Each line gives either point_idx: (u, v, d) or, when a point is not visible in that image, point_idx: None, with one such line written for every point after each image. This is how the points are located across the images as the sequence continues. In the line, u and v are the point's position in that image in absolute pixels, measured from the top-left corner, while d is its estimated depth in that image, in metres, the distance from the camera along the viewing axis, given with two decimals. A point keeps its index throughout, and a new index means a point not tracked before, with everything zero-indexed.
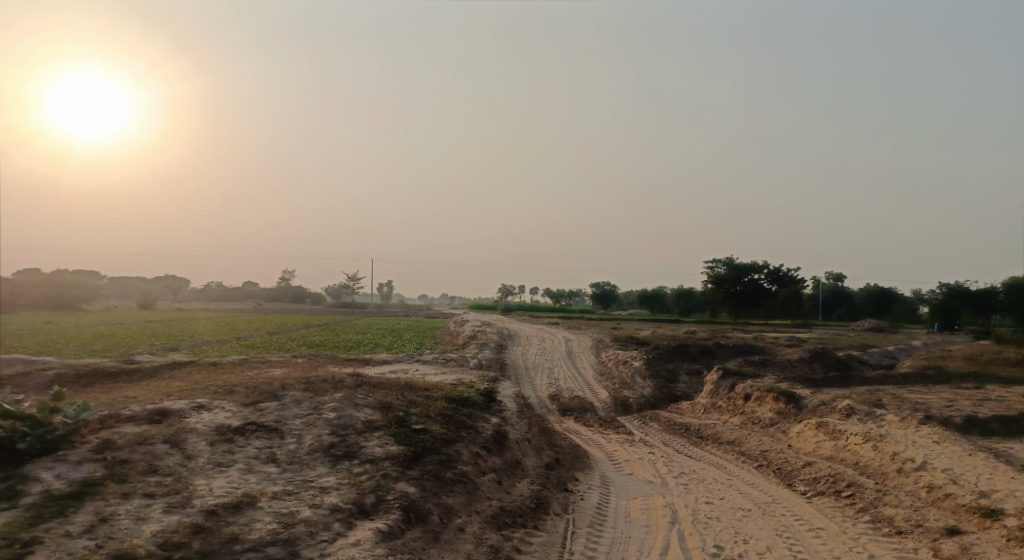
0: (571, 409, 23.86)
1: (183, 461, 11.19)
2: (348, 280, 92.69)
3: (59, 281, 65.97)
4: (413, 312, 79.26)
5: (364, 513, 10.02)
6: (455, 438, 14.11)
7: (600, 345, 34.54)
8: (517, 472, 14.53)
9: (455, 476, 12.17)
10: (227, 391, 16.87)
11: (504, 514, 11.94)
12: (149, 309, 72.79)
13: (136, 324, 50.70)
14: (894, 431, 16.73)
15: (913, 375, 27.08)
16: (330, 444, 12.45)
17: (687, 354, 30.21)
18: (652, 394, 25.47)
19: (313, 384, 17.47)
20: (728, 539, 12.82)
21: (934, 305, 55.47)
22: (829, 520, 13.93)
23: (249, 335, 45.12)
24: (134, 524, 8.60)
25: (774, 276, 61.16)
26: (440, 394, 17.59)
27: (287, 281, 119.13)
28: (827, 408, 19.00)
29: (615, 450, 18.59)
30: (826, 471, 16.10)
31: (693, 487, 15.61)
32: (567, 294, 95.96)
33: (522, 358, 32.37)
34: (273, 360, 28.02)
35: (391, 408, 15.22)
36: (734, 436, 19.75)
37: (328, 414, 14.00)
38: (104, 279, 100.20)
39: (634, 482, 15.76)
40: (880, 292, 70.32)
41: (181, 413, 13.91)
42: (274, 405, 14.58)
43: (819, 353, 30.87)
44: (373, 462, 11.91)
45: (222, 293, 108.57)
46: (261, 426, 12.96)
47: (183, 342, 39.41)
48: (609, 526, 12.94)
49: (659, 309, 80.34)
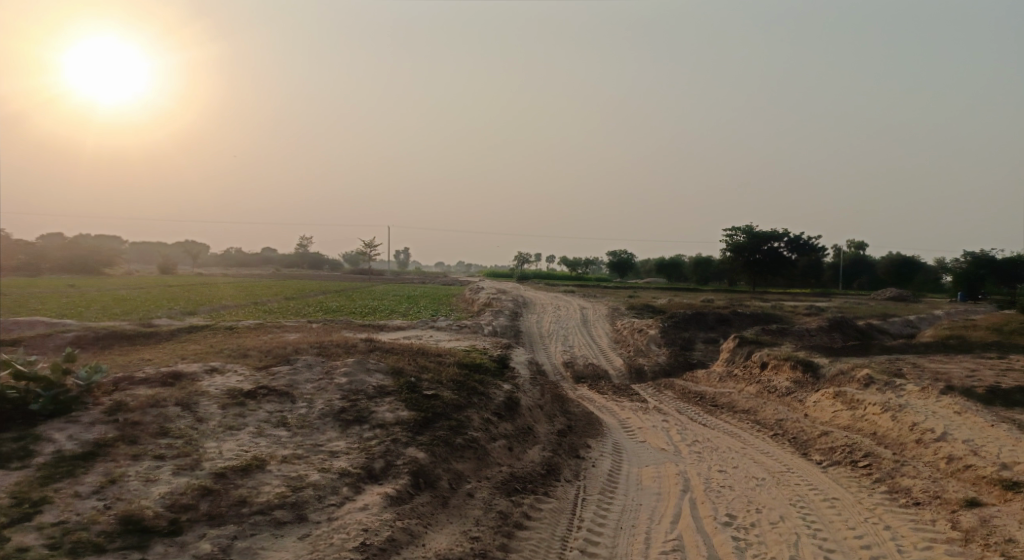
0: (585, 376, 23.81)
1: (194, 423, 11.18)
2: (366, 246, 92.83)
3: (81, 245, 66.56)
4: (430, 278, 79.38)
5: (374, 478, 10.00)
6: (467, 404, 14.05)
7: (616, 313, 34.38)
8: (529, 438, 14.47)
9: (465, 442, 12.11)
10: (241, 355, 16.89)
11: (514, 481, 11.89)
12: (170, 273, 73.39)
13: (156, 289, 51.11)
14: (912, 401, 16.50)
15: (934, 344, 26.72)
16: (341, 409, 12.42)
17: (703, 322, 29.99)
18: (667, 362, 25.35)
19: (326, 349, 17.46)
20: (740, 508, 12.73)
21: (957, 275, 54.66)
22: (844, 490, 13.80)
23: (266, 301, 45.34)
24: (143, 486, 8.59)
25: (794, 243, 60.67)
26: (453, 360, 17.55)
27: (305, 247, 119.60)
28: (845, 378, 18.79)
29: (628, 418, 18.50)
30: (841, 441, 15.94)
31: (707, 456, 15.50)
32: (584, 262, 95.61)
33: (537, 325, 32.32)
34: (288, 325, 28.09)
35: (403, 373, 15.19)
36: (749, 405, 19.62)
37: (340, 379, 13.97)
38: (125, 244, 101.09)
39: (647, 450, 15.68)
40: (902, 261, 69.49)
41: (194, 376, 13.93)
42: (286, 370, 14.57)
43: (838, 322, 30.56)
44: (383, 427, 11.89)
45: (241, 258, 109.19)
46: (273, 390, 12.94)
47: (201, 307, 39.69)
48: (621, 494, 12.89)
49: (676, 278, 79.92)
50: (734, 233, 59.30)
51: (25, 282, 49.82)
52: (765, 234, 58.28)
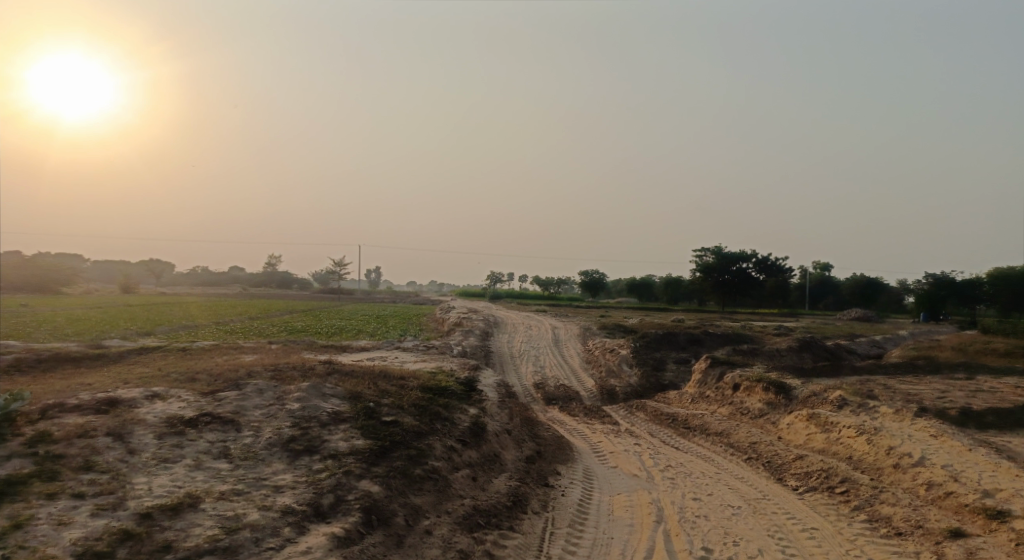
0: (555, 398, 23.01)
1: (124, 456, 10.19)
2: (334, 266, 91.39)
3: (41, 264, 64.57)
4: (401, 298, 78.23)
5: (320, 516, 9.07)
6: (428, 430, 13.14)
7: (586, 333, 33.67)
8: (494, 467, 13.59)
9: (424, 473, 11.20)
10: (188, 379, 15.82)
11: (477, 515, 11.00)
12: (134, 293, 71.63)
13: (115, 308, 49.47)
14: (888, 423, 15.92)
15: (904, 365, 26.33)
16: (289, 438, 11.47)
17: (674, 342, 29.35)
18: (639, 383, 24.63)
19: (281, 372, 16.48)
20: (717, 540, 11.95)
21: (920, 295, 54.86)
22: (824, 519, 13.10)
23: (229, 321, 43.97)
24: (53, 531, 7.67)
25: (762, 264, 60.60)
26: (415, 383, 16.65)
27: (273, 265, 117.75)
28: (818, 399, 18.16)
29: (599, 442, 17.69)
30: (819, 465, 15.27)
31: (681, 482, 14.73)
32: (555, 282, 94.98)
33: (507, 345, 31.48)
34: (247, 347, 26.93)
35: (361, 398, 14.24)
36: (723, 427, 18.92)
37: (291, 405, 13.00)
38: (86, 262, 98.70)
39: (619, 477, 14.89)
40: (867, 281, 69.81)
41: (132, 403, 12.90)
42: (234, 395, 13.55)
43: (808, 342, 30.09)
44: (335, 458, 10.96)
45: (208, 277, 107.06)
46: (217, 418, 11.95)
47: (159, 327, 38.30)
48: (591, 526, 12.05)
49: (647, 298, 79.60)
50: (702, 253, 59.08)
51: None
52: (729, 255, 57.97)
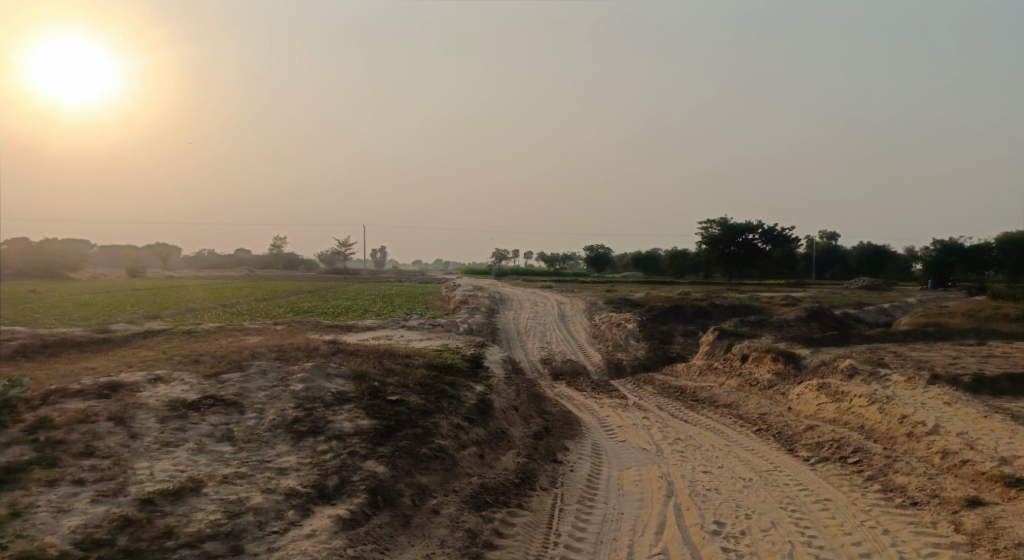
0: (562, 373, 22.87)
1: (126, 441, 10.06)
2: (339, 246, 91.21)
3: (46, 250, 64.51)
4: (407, 277, 78.11)
5: (325, 498, 8.93)
6: (434, 408, 12.99)
7: (593, 308, 33.46)
8: (502, 444, 13.45)
9: (430, 452, 11.05)
10: (191, 362, 15.69)
11: (484, 493, 10.85)
12: (141, 277, 71.58)
13: (121, 293, 49.45)
14: (901, 392, 15.70)
15: (914, 332, 26.07)
16: (293, 419, 11.32)
17: (681, 315, 29.12)
18: (646, 356, 24.45)
19: (285, 353, 16.32)
20: (729, 514, 11.80)
21: (928, 263, 54.42)
22: (837, 490, 12.94)
23: (236, 302, 43.89)
24: (52, 519, 7.56)
25: (769, 235, 60.16)
26: (420, 361, 16.49)
27: (278, 247, 117.70)
28: (828, 369, 17.96)
29: (608, 416, 17.53)
30: (830, 436, 15.09)
31: (691, 455, 14.58)
32: (560, 258, 94.67)
33: (514, 321, 31.31)
34: (251, 328, 26.81)
35: (365, 377, 14.10)
36: (732, 399, 18.73)
37: (294, 386, 12.85)
38: (93, 248, 98.87)
39: (628, 451, 14.74)
40: (874, 250, 69.33)
41: (135, 387, 12.77)
42: (237, 377, 13.41)
43: (816, 312, 29.84)
44: (340, 439, 10.81)
45: (214, 260, 107.04)
46: (219, 400, 11.80)
47: (165, 310, 38.23)
48: (601, 502, 11.92)
49: (652, 271, 79.27)
50: (708, 225, 58.68)
51: None
52: (736, 226, 57.56)
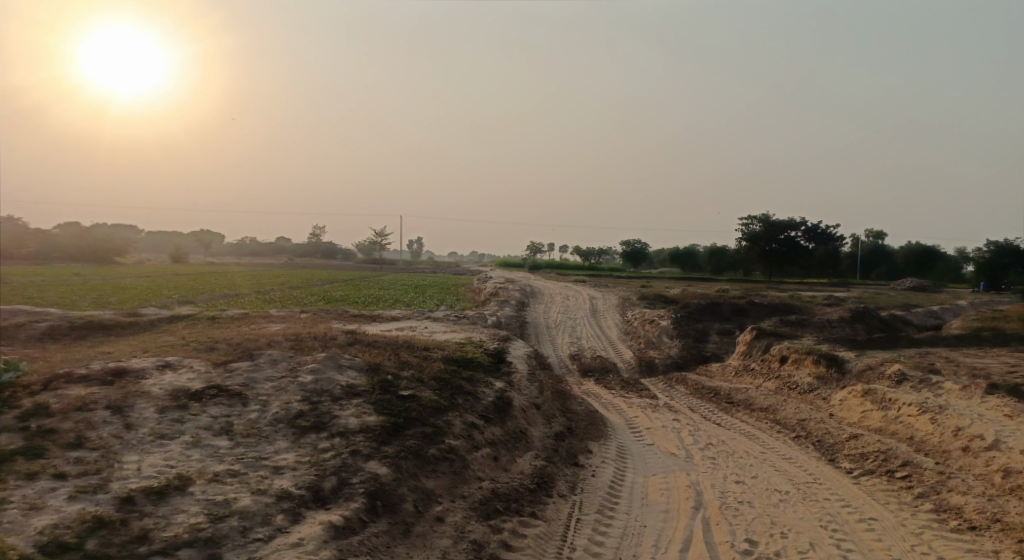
0: (592, 370, 22.09)
1: (120, 431, 9.54)
2: (377, 236, 91.04)
3: (93, 234, 65.56)
4: (443, 268, 77.65)
5: (320, 501, 8.37)
6: (448, 406, 12.32)
7: (626, 303, 32.58)
8: (519, 445, 12.73)
9: (439, 453, 10.37)
10: (206, 348, 15.24)
11: (496, 499, 10.17)
12: (183, 263, 72.19)
13: (162, 278, 49.92)
14: (955, 401, 14.65)
15: (966, 337, 24.72)
16: (297, 413, 10.73)
17: (718, 313, 28.10)
18: (680, 355, 23.53)
19: (301, 342, 15.75)
20: (763, 531, 10.96)
21: (979, 264, 52.38)
22: (881, 508, 12.02)
23: (270, 290, 43.76)
24: (21, 518, 7.09)
25: (812, 233, 58.46)
26: (440, 354, 15.86)
27: (317, 236, 118.34)
28: (874, 374, 16.93)
29: (636, 417, 16.71)
30: (874, 446, 14.12)
31: (722, 463, 13.72)
32: (597, 252, 93.56)
33: (545, 315, 30.60)
34: (277, 315, 26.35)
35: (380, 370, 13.51)
36: (768, 402, 17.79)
37: (303, 378, 12.28)
38: (138, 235, 100.23)
39: (655, 455, 13.95)
40: (922, 250, 67.13)
41: (141, 374, 12.28)
42: (246, 366, 12.88)
43: (861, 313, 28.56)
44: (343, 436, 10.20)
45: (254, 247, 108.03)
46: (223, 391, 11.26)
47: (200, 296, 38.24)
48: (622, 512, 11.16)
49: (690, 268, 77.82)
50: (749, 221, 57.18)
51: (32, 271, 48.84)
52: (778, 223, 56.09)
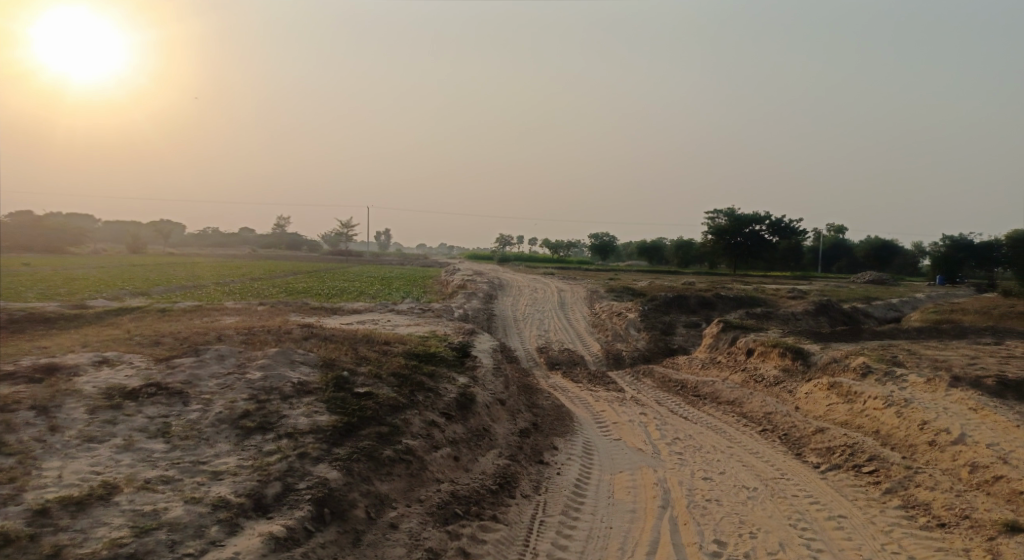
0: (558, 363, 21.58)
1: (44, 434, 8.75)
2: (343, 227, 89.72)
3: (49, 223, 63.65)
4: (409, 259, 76.66)
5: (260, 509, 7.71)
6: (407, 403, 11.67)
7: (593, 296, 32.13)
8: (482, 443, 12.13)
9: (394, 454, 9.72)
10: (151, 343, 14.40)
11: (454, 503, 9.55)
12: (142, 254, 70.28)
13: (118, 268, 48.52)
14: (921, 395, 14.35)
15: (928, 329, 24.64)
16: (242, 413, 10.00)
17: (685, 305, 27.76)
18: (646, 348, 23.13)
19: (254, 336, 14.98)
20: (732, 531, 10.49)
21: (936, 258, 52.87)
22: (852, 505, 11.64)
23: (230, 281, 42.58)
24: None
25: (776, 226, 58.66)
26: (400, 349, 15.18)
27: (282, 227, 116.43)
28: (839, 366, 16.62)
29: (603, 411, 16.20)
30: (843, 440, 13.76)
31: (690, 459, 13.26)
32: (564, 245, 93.28)
33: (511, 307, 30.03)
34: (234, 308, 25.40)
35: (334, 365, 12.81)
36: (736, 395, 17.41)
37: (251, 375, 11.54)
38: (96, 225, 97.75)
39: (622, 451, 13.45)
40: (882, 244, 67.72)
41: (75, 371, 11.42)
42: (190, 362, 12.10)
43: (825, 306, 28.43)
44: (291, 437, 9.50)
45: (217, 238, 106.11)
46: (163, 389, 10.49)
47: (157, 287, 37.01)
48: (588, 512, 10.61)
49: (657, 261, 77.84)
50: (714, 215, 57.18)
51: None
52: (742, 217, 56.17)
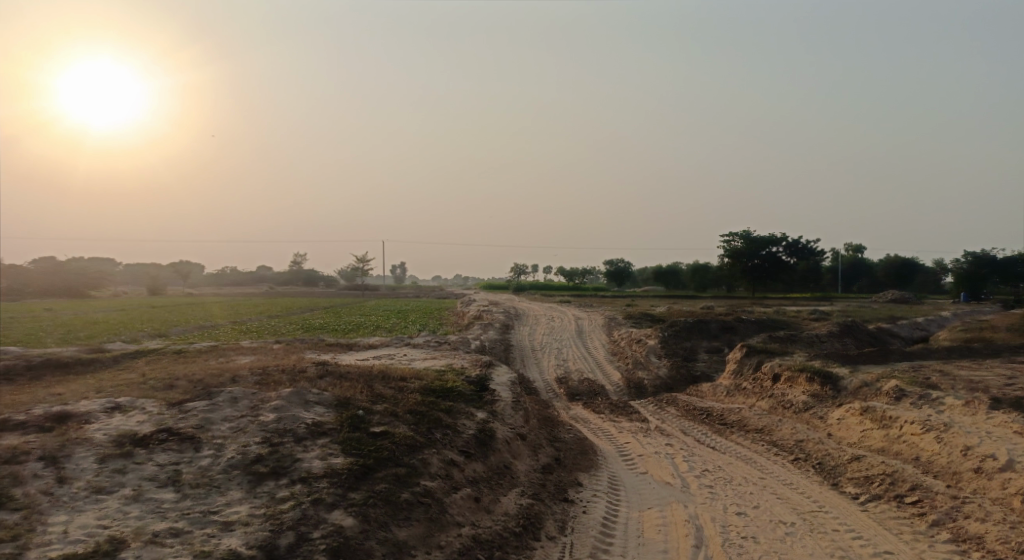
0: (579, 393, 21.11)
1: (51, 487, 8.46)
2: (359, 262, 89.87)
3: (68, 267, 64.01)
4: (424, 292, 76.46)
5: None
6: (425, 442, 11.30)
7: (612, 323, 31.63)
8: (504, 482, 11.71)
9: (413, 498, 9.34)
10: (164, 386, 14.10)
11: (477, 548, 9.15)
12: (161, 295, 70.50)
13: (136, 310, 48.62)
14: (959, 419, 13.79)
15: (957, 349, 23.97)
16: (255, 458, 9.66)
17: (706, 330, 27.23)
18: (669, 375, 22.60)
19: (268, 376, 14.65)
20: None
21: (957, 274, 52.01)
22: (895, 539, 11.10)
23: (248, 319, 42.49)
24: None
25: (793, 247, 58.01)
26: (417, 385, 14.81)
27: (298, 264, 116.85)
28: (870, 391, 16.07)
29: (627, 443, 15.73)
30: (880, 468, 13.21)
31: (721, 492, 12.75)
32: (580, 273, 92.87)
33: (529, 337, 29.59)
34: (249, 347, 25.15)
35: (350, 404, 12.46)
36: (764, 423, 16.87)
37: (265, 417, 11.20)
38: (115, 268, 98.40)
39: (649, 486, 12.97)
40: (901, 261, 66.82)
41: (86, 418, 11.13)
42: (203, 405, 11.78)
43: (849, 327, 27.79)
44: (306, 483, 9.15)
45: (235, 277, 106.55)
46: (174, 434, 10.18)
47: (173, 328, 36.90)
48: (617, 554, 10.16)
49: (674, 286, 77.20)
50: (731, 238, 56.62)
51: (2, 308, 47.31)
52: (759, 239, 55.55)
